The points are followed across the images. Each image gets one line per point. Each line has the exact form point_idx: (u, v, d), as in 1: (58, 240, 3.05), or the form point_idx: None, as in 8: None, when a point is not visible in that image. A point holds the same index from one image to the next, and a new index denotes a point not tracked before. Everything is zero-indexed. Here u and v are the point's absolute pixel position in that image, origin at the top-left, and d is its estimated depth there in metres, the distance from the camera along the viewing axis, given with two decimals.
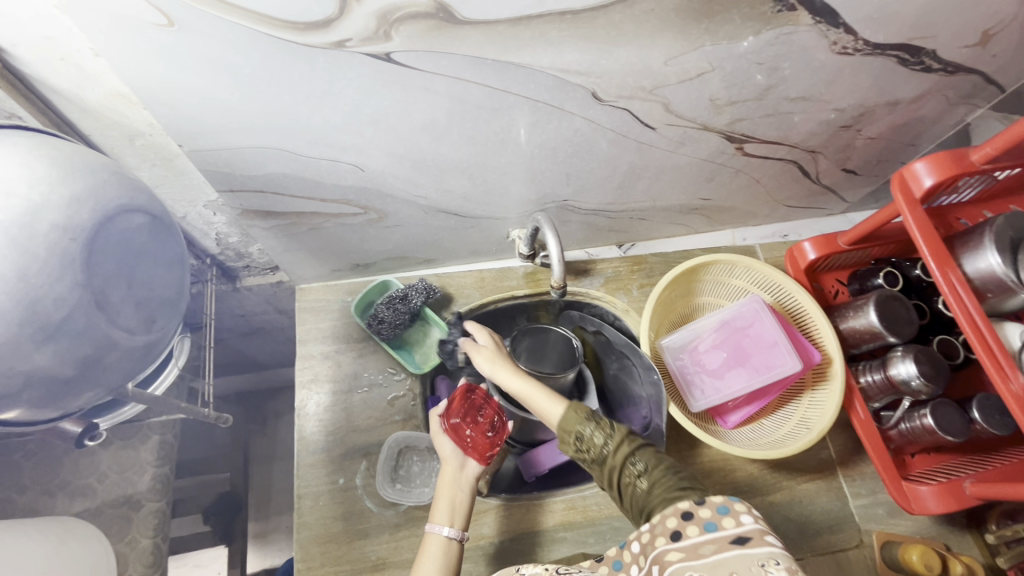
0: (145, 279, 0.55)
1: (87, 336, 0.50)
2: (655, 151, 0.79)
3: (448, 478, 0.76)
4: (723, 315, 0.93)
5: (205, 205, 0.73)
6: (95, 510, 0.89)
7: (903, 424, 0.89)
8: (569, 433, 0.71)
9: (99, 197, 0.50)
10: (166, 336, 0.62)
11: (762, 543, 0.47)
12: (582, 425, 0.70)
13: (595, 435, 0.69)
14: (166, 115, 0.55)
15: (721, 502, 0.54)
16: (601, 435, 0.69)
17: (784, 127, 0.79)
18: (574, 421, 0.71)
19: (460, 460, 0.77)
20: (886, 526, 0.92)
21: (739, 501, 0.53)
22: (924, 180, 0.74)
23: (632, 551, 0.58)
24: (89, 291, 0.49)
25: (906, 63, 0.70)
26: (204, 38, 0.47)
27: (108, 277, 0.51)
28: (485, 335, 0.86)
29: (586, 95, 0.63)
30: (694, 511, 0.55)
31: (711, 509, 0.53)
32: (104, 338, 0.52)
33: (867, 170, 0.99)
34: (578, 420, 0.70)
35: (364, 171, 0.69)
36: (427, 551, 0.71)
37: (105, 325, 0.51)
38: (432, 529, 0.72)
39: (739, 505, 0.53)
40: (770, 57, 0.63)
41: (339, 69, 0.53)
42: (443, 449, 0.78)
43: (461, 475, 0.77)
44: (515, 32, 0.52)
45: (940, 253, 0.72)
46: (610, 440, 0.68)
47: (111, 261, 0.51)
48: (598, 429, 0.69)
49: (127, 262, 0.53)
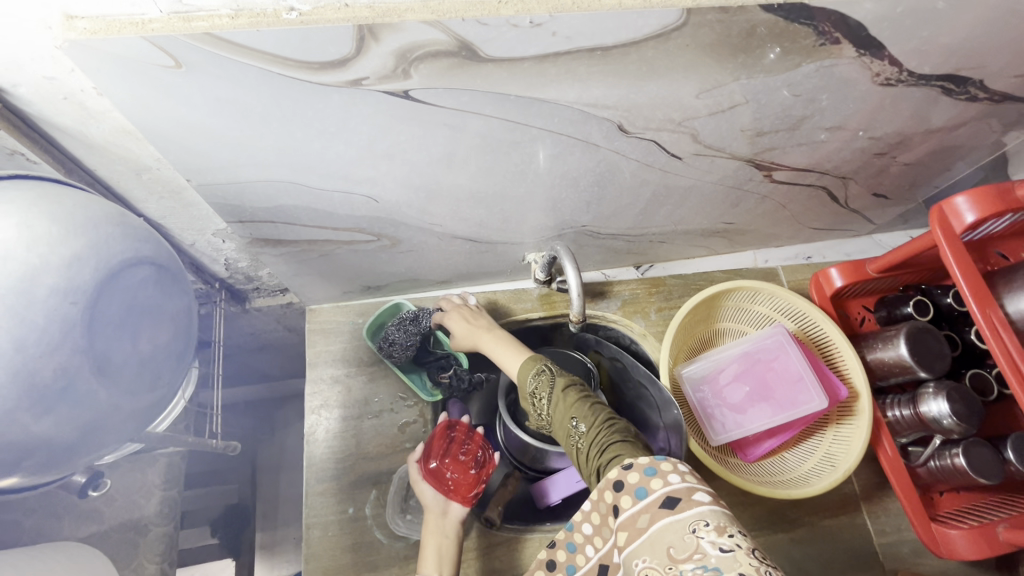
0: (150, 337, 0.50)
1: (86, 403, 0.46)
2: (680, 179, 0.75)
3: (433, 525, 0.75)
4: (745, 346, 0.90)
5: (214, 233, 0.71)
6: (102, 535, 0.88)
7: (933, 462, 0.86)
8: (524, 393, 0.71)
9: (102, 254, 0.46)
10: (174, 388, 0.58)
11: (692, 505, 0.48)
12: (530, 381, 0.70)
13: (542, 391, 0.68)
14: (174, 151, 0.53)
15: (646, 463, 0.52)
16: (546, 391, 0.68)
17: (816, 155, 0.76)
18: (523, 377, 0.71)
19: (443, 506, 0.77)
20: (910, 565, 0.89)
21: (663, 460, 0.52)
22: (966, 216, 0.70)
23: (584, 532, 0.57)
24: (89, 355, 0.45)
25: (950, 93, 0.66)
26: (214, 78, 0.44)
27: (109, 340, 0.46)
28: (455, 312, 0.88)
29: (613, 128, 0.60)
30: (623, 478, 0.53)
31: (638, 472, 0.52)
32: (105, 404, 0.48)
33: (897, 193, 0.95)
34: (526, 376, 0.70)
35: (378, 202, 0.67)
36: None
37: (105, 394, 0.47)
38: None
39: (665, 464, 0.52)
40: (808, 89, 0.60)
41: (355, 107, 0.50)
42: (425, 496, 0.78)
43: (445, 520, 0.77)
44: (541, 69, 0.49)
45: (980, 291, 0.69)
46: (556, 392, 0.68)
47: (114, 322, 0.47)
48: (543, 384, 0.69)
49: (131, 319, 0.48)
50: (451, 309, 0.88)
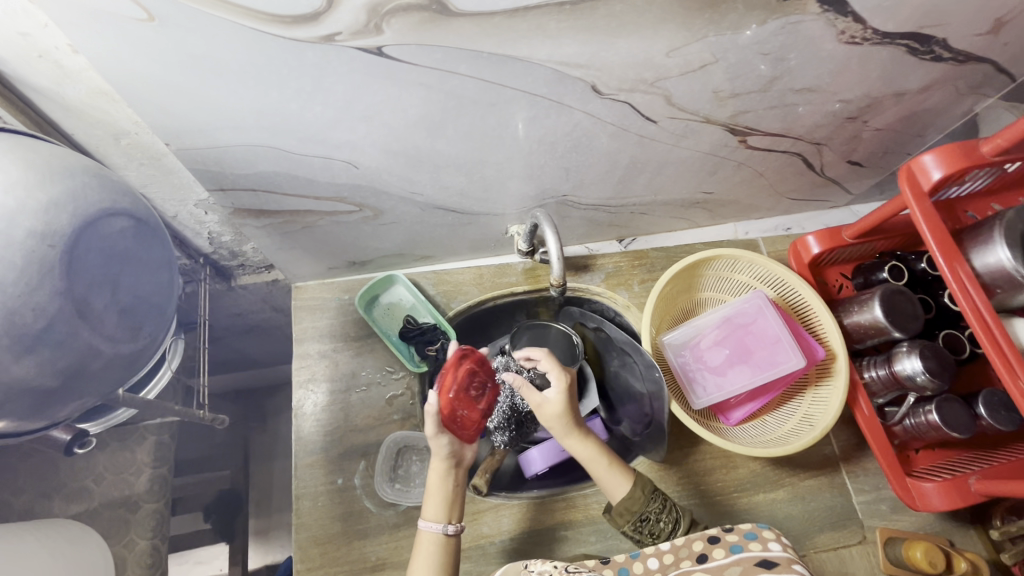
0: (130, 286, 0.55)
1: (69, 345, 0.50)
2: (656, 144, 0.77)
3: (443, 473, 0.75)
4: (725, 311, 0.91)
5: (196, 205, 0.72)
6: (92, 512, 0.89)
7: (908, 420, 0.88)
8: (631, 512, 0.75)
9: (80, 203, 0.50)
10: (155, 343, 0.62)
11: (786, 566, 0.51)
12: (647, 505, 0.75)
13: (661, 516, 0.75)
14: (150, 113, 0.53)
15: (749, 530, 0.59)
16: (665, 519, 0.75)
17: (789, 119, 0.77)
18: (642, 499, 0.75)
19: (457, 456, 0.76)
20: (889, 522, 0.91)
21: (766, 530, 0.57)
22: (932, 172, 0.72)
23: (644, 564, 0.65)
24: (70, 299, 0.49)
25: (915, 52, 0.68)
26: (187, 34, 0.45)
27: (90, 285, 0.51)
28: (562, 383, 0.82)
29: (587, 89, 0.61)
30: (723, 536, 0.61)
31: (739, 536, 0.59)
32: (87, 347, 0.52)
33: (872, 161, 0.97)
34: (643, 498, 0.75)
35: (358, 169, 0.67)
36: (421, 547, 0.72)
37: (87, 334, 0.51)
38: (427, 527, 0.73)
39: (768, 533, 0.57)
40: (776, 47, 0.61)
41: (330, 64, 0.51)
42: (440, 448, 0.74)
43: (455, 469, 0.76)
44: (512, 24, 0.50)
45: (947, 247, 0.70)
46: (677, 523, 0.75)
47: (95, 270, 0.51)
48: (663, 509, 0.75)
49: (111, 268, 0.53)
50: (563, 380, 0.82)
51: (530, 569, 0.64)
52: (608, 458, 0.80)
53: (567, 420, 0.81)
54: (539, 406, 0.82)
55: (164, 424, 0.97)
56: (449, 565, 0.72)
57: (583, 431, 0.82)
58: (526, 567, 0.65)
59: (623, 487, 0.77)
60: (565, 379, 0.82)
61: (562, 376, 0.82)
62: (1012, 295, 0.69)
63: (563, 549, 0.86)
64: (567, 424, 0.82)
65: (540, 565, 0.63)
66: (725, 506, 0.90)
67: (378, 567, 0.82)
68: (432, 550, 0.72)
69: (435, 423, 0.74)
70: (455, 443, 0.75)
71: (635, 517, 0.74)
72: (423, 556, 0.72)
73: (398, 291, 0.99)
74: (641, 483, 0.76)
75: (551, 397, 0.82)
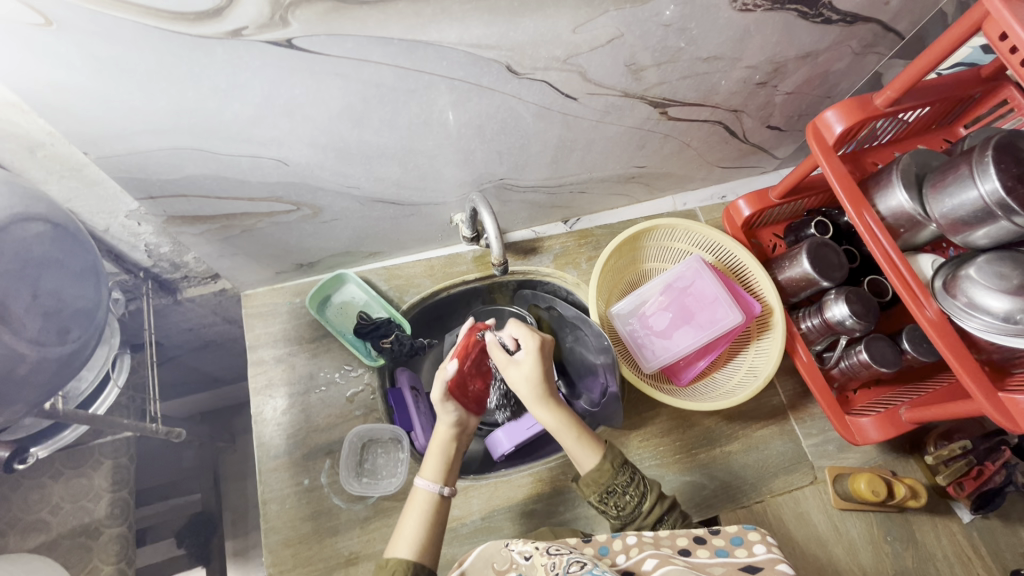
0: (52, 289, 0.55)
1: None
2: (582, 122, 0.80)
3: (447, 437, 0.79)
4: (666, 278, 0.98)
5: (127, 215, 0.74)
6: (50, 544, 0.86)
7: (843, 362, 0.93)
8: (598, 485, 0.73)
9: None
10: (85, 345, 0.62)
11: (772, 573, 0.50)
12: (615, 477, 0.73)
13: (628, 490, 0.73)
14: (62, 121, 0.54)
15: (735, 533, 0.57)
16: (631, 492, 0.72)
17: (704, 88, 0.82)
18: (610, 472, 0.73)
19: (464, 423, 0.80)
20: (837, 461, 0.97)
21: (753, 531, 0.57)
22: (835, 127, 0.77)
23: (624, 542, 0.57)
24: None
25: (807, 16, 0.73)
26: (86, 36, 0.46)
27: (9, 287, 0.50)
28: (531, 347, 0.78)
29: (502, 69, 0.64)
30: (709, 539, 0.58)
31: (726, 540, 0.57)
32: (8, 352, 0.50)
33: (790, 125, 1.03)
34: (610, 471, 0.73)
35: (289, 165, 0.69)
36: (414, 504, 0.73)
37: (8, 337, 0.50)
38: (423, 484, 0.74)
39: (752, 535, 0.56)
40: (676, 18, 0.66)
41: (240, 58, 0.52)
42: (446, 414, 0.79)
43: (460, 436, 0.81)
44: (416, 10, 0.52)
45: (856, 196, 0.75)
46: (644, 498, 0.72)
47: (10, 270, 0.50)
48: (630, 483, 0.73)
49: (29, 271, 0.52)
50: (535, 343, 0.78)
51: (511, 548, 0.60)
52: (578, 428, 0.77)
53: (537, 386, 0.78)
54: (510, 368, 0.79)
55: (119, 447, 0.97)
56: (440, 525, 0.72)
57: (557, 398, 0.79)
58: (507, 545, 0.61)
59: (593, 458, 0.75)
60: (537, 342, 0.79)
61: (533, 340, 0.78)
62: (915, 233, 0.76)
63: (534, 522, 0.89)
64: (541, 388, 0.78)
65: (524, 546, 0.59)
66: (684, 462, 0.94)
67: (352, 561, 0.82)
68: (426, 506, 0.73)
69: (443, 390, 0.77)
70: (461, 412, 0.80)
71: (602, 490, 0.73)
72: (414, 513, 0.72)
73: (350, 289, 1.00)
74: (608, 453, 0.75)
75: (523, 359, 0.79)
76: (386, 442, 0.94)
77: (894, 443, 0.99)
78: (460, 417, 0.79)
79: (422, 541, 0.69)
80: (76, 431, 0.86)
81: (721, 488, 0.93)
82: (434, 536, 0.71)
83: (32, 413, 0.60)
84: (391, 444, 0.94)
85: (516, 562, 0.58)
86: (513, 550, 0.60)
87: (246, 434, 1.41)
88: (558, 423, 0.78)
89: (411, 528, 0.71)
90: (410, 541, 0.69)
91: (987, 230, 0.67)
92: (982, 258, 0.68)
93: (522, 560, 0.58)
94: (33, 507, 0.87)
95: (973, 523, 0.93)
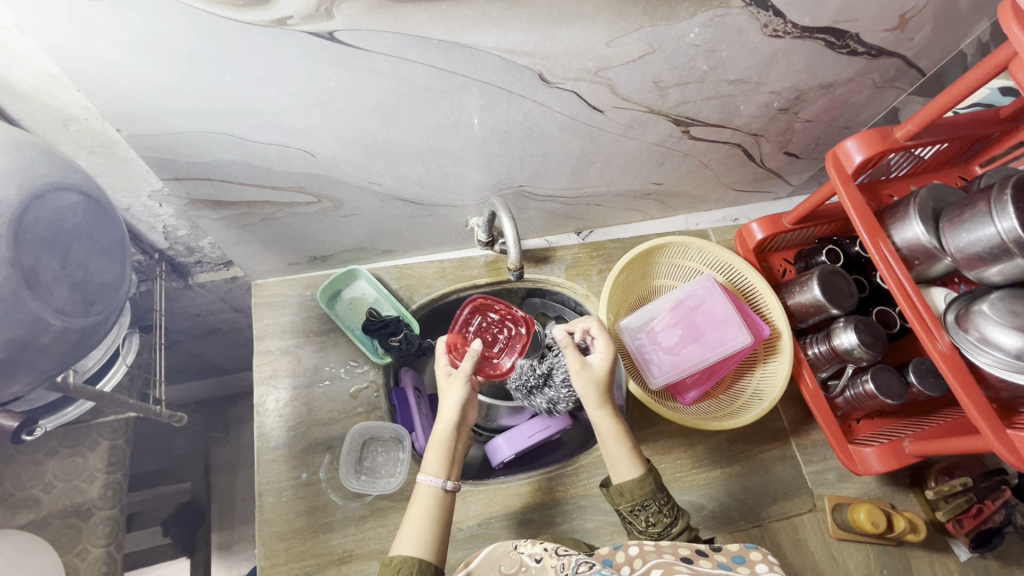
0: (80, 261, 0.55)
1: (16, 316, 0.48)
2: (605, 135, 0.81)
3: (449, 428, 0.76)
4: (677, 296, 0.98)
5: (149, 195, 0.75)
6: (41, 522, 0.87)
7: (848, 392, 0.93)
8: (631, 497, 0.72)
9: (28, 174, 0.49)
10: (105, 323, 0.62)
11: None
12: (649, 498, 0.71)
13: (661, 511, 0.71)
14: (99, 96, 0.55)
15: (737, 551, 0.57)
16: (665, 512, 0.71)
17: (727, 110, 0.83)
18: (647, 493, 0.71)
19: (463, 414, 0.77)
20: (837, 490, 0.96)
21: (753, 550, 0.57)
22: (855, 156, 0.78)
23: (626, 553, 0.57)
24: (18, 269, 0.48)
25: (833, 46, 0.75)
26: (135, 13, 0.46)
27: (37, 255, 0.50)
28: (608, 351, 0.78)
29: (533, 77, 0.65)
30: (711, 553, 0.57)
31: (727, 557, 0.57)
32: (35, 320, 0.50)
33: (807, 153, 1.04)
34: (647, 489, 0.71)
35: (315, 157, 0.69)
36: (417, 500, 0.72)
37: (35, 304, 0.50)
38: (426, 479, 0.72)
39: (754, 554, 0.56)
40: (707, 39, 0.67)
41: (282, 47, 0.53)
42: (452, 399, 0.76)
43: (460, 428, 0.77)
44: (458, 12, 0.53)
45: (872, 226, 0.76)
46: (675, 520, 0.71)
47: (44, 240, 0.50)
48: (665, 505, 0.71)
49: (60, 242, 0.52)
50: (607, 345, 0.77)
51: (520, 551, 0.60)
52: (630, 440, 0.75)
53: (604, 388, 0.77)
54: (571, 369, 0.77)
55: (117, 429, 0.95)
56: (444, 521, 0.71)
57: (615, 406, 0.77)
58: (516, 548, 0.61)
59: (633, 471, 0.73)
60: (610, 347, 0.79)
61: (610, 342, 0.78)
62: (929, 266, 0.76)
63: (531, 531, 0.88)
64: (601, 392, 0.77)
65: (531, 547, 0.60)
66: (687, 481, 0.93)
67: (345, 559, 0.81)
68: (430, 502, 0.72)
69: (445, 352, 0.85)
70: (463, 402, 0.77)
71: (632, 503, 0.71)
72: (418, 509, 0.71)
73: (361, 285, 1.00)
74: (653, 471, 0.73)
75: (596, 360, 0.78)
76: (387, 442, 0.93)
77: (894, 476, 0.98)
78: (463, 404, 0.76)
79: (427, 541, 0.68)
80: (81, 407, 0.85)
81: (720, 509, 0.92)
82: (440, 534, 0.70)
83: (42, 386, 0.59)
84: (392, 443, 0.93)
85: (525, 565, 0.59)
86: (522, 552, 0.60)
87: (241, 425, 1.39)
88: (613, 428, 0.75)
89: (416, 526, 0.69)
90: (415, 540, 0.68)
91: (1001, 267, 0.68)
92: (996, 296, 0.68)
93: (532, 562, 0.58)
94: (25, 483, 0.87)
95: (970, 562, 0.92)
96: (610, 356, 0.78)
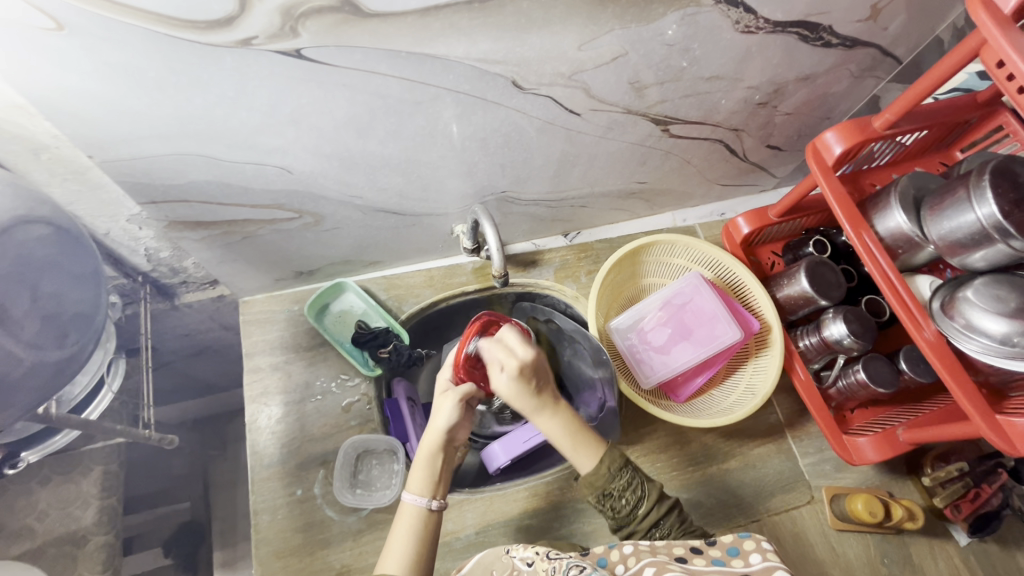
0: (52, 292, 0.55)
1: None
2: (584, 137, 0.81)
3: (433, 445, 0.75)
4: (666, 294, 0.98)
5: (128, 220, 0.75)
6: (37, 551, 0.88)
7: (841, 382, 0.93)
8: (595, 487, 0.71)
9: None
10: (83, 351, 0.62)
11: None
12: (611, 482, 0.71)
13: (625, 494, 0.70)
14: (69, 125, 0.54)
15: (731, 543, 0.57)
16: (628, 496, 0.70)
17: (706, 107, 0.83)
18: (608, 475, 0.71)
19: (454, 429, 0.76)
20: (834, 481, 0.96)
21: (748, 539, 0.56)
22: (834, 148, 0.77)
23: (621, 551, 0.57)
24: None
25: (807, 39, 0.75)
26: (96, 41, 0.46)
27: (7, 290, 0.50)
28: (512, 367, 0.71)
29: (507, 84, 0.65)
30: (705, 549, 0.57)
31: (721, 550, 0.57)
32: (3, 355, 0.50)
33: (790, 144, 1.04)
34: (608, 474, 0.71)
35: (293, 174, 0.69)
36: (401, 520, 0.72)
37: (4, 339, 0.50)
38: (409, 499, 0.72)
39: (748, 542, 0.56)
40: (680, 38, 0.67)
41: (249, 67, 0.52)
42: (439, 417, 0.74)
43: (445, 445, 0.76)
44: (425, 23, 0.53)
45: (855, 218, 0.76)
46: (642, 501, 0.70)
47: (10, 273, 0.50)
48: (628, 486, 0.71)
49: (28, 275, 0.52)
50: (513, 365, 0.71)
51: (512, 555, 0.60)
52: (577, 433, 0.73)
53: (528, 400, 0.73)
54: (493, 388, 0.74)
55: (110, 454, 0.96)
56: (428, 540, 0.71)
57: (554, 405, 0.74)
58: (507, 552, 0.61)
59: (589, 463, 0.72)
60: (517, 364, 0.72)
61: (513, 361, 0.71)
62: (913, 255, 0.77)
63: (529, 537, 0.88)
64: (529, 403, 0.73)
65: (522, 552, 0.59)
66: (684, 478, 0.93)
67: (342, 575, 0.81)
68: (414, 522, 0.71)
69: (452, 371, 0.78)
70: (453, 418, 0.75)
71: (598, 492, 0.71)
72: (401, 529, 0.71)
73: (349, 298, 0.99)
74: (606, 458, 0.72)
75: (502, 379, 0.72)
76: (382, 454, 0.92)
77: (890, 464, 0.98)
78: (453, 423, 0.74)
79: (410, 559, 0.68)
80: (66, 437, 0.86)
81: (718, 506, 0.92)
82: (424, 552, 0.69)
83: (24, 418, 0.59)
84: (387, 456, 0.92)
85: (517, 569, 0.58)
86: (514, 557, 0.59)
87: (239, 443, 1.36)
88: (557, 428, 0.73)
89: (399, 545, 0.69)
90: (398, 559, 0.67)
91: (984, 253, 0.68)
92: (980, 281, 0.68)
93: (524, 566, 0.58)
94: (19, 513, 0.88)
95: (970, 546, 0.92)
96: (523, 372, 0.71)
